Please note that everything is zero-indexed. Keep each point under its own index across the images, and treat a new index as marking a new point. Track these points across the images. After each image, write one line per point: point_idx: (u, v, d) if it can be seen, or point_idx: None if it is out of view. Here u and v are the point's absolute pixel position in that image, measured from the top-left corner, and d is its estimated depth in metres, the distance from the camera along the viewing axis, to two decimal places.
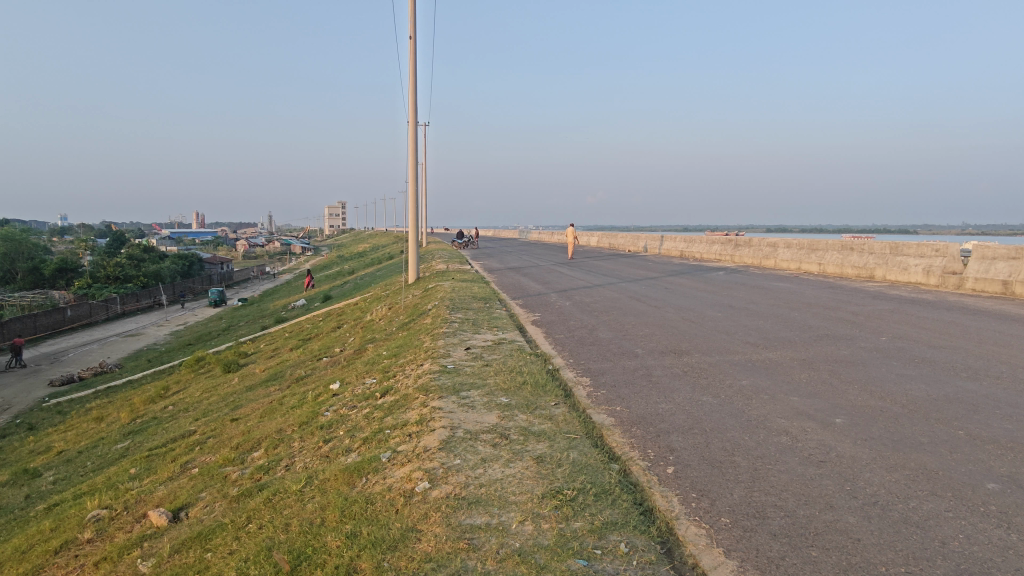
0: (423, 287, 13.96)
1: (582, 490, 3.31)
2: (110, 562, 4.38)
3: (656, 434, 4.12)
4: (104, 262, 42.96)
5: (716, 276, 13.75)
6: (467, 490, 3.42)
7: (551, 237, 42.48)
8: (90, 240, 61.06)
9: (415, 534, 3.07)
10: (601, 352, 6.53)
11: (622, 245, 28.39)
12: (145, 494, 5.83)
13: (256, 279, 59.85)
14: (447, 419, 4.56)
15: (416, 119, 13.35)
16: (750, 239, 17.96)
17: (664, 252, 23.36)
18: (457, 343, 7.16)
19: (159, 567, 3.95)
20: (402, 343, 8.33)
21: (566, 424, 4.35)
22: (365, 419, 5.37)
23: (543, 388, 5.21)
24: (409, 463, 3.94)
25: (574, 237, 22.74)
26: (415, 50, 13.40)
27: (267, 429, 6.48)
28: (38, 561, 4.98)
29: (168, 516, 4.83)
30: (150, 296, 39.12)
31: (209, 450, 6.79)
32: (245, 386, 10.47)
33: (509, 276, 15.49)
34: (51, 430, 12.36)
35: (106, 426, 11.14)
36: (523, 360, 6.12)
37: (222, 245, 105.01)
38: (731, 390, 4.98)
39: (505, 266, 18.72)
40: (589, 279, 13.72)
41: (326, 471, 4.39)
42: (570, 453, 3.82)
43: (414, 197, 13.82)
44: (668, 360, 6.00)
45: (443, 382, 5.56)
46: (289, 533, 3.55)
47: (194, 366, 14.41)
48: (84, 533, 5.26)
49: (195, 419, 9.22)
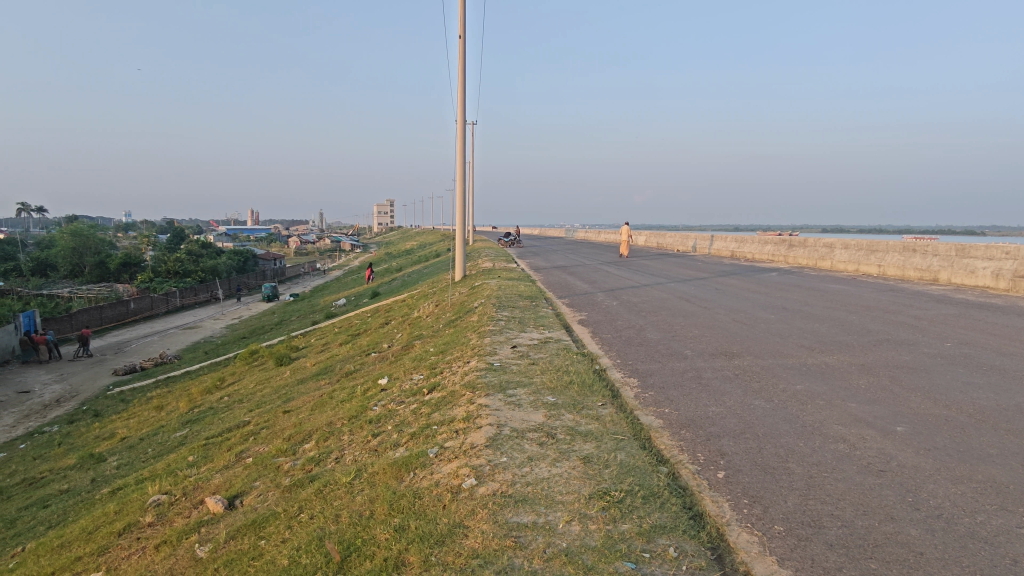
0: (470, 285, 14.05)
1: (631, 492, 3.28)
2: (169, 546, 4.55)
3: (706, 438, 4.04)
4: (165, 257, 44.82)
5: (769, 276, 13.43)
6: (513, 488, 3.43)
7: (598, 237, 42.17)
8: (151, 235, 63.56)
9: (462, 530, 3.09)
10: (649, 352, 6.44)
11: (671, 245, 27.90)
12: (201, 481, 6.04)
13: (308, 275, 61.43)
14: (494, 416, 4.58)
15: (464, 118, 13.42)
16: (805, 239, 17.43)
17: (714, 252, 22.89)
18: (504, 342, 7.18)
19: (215, 552, 4.08)
20: (449, 340, 8.40)
21: (614, 425, 4.30)
22: (413, 415, 5.44)
23: (590, 387, 5.18)
24: (455, 460, 3.97)
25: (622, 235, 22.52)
26: (464, 49, 13.46)
27: (318, 422, 6.63)
28: (104, 542, 5.23)
29: (223, 503, 4.98)
30: (207, 290, 40.53)
31: (263, 441, 6.99)
32: (296, 379, 10.76)
33: (556, 274, 15.44)
34: (115, 418, 12.95)
35: (166, 415, 11.61)
36: (570, 360, 6.09)
37: (276, 241, 108.20)
38: (784, 394, 4.84)
39: (552, 266, 18.14)
40: (638, 278, 13.58)
41: (374, 465, 4.46)
42: (618, 454, 3.79)
43: (461, 195, 13.90)
44: (718, 363, 5.88)
45: (490, 379, 5.58)
46: (339, 524, 3.63)
47: (247, 358, 14.86)
48: (146, 517, 5.48)
49: (249, 409, 9.52)
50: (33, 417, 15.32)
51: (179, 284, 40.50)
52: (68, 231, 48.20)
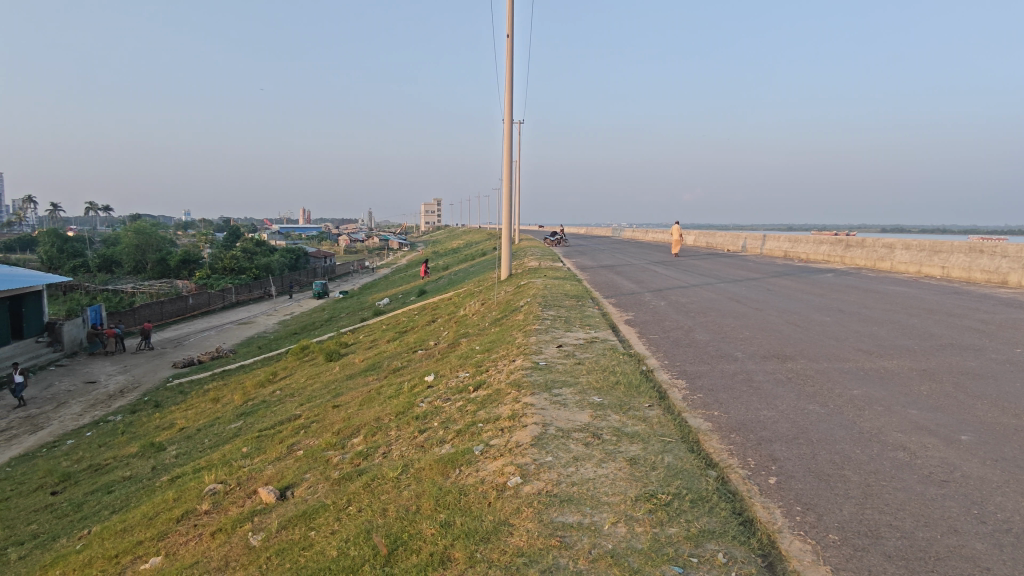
0: (517, 283, 14.10)
1: (678, 496, 3.23)
2: (224, 533, 4.70)
3: (757, 442, 3.95)
4: (222, 255, 46.46)
5: (824, 277, 13.05)
6: (559, 488, 3.42)
7: (645, 236, 41.62)
8: (208, 233, 65.91)
9: (508, 528, 3.10)
10: (697, 354, 6.33)
11: (721, 244, 27.26)
12: (255, 472, 6.24)
13: (356, 272, 62.57)
14: (539, 415, 4.58)
15: (511, 117, 13.45)
16: (862, 239, 16.83)
17: (766, 252, 22.31)
18: (550, 340, 7.18)
19: (267, 541, 4.21)
20: (495, 338, 8.42)
21: (661, 427, 4.24)
22: (459, 412, 5.48)
23: (637, 388, 5.12)
24: (501, 458, 3.98)
25: (670, 236, 22.15)
26: (512, 49, 13.49)
27: (366, 417, 6.76)
28: (164, 528, 5.45)
29: (275, 493, 5.12)
30: (262, 287, 41.72)
31: (313, 435, 7.16)
32: (346, 374, 11.01)
33: (602, 274, 15.34)
34: (174, 409, 13.49)
35: (222, 407, 12.03)
36: (616, 360, 6.04)
37: (326, 239, 110.81)
38: (840, 399, 4.69)
39: (596, 266, 17.99)
40: (687, 278, 13.37)
41: (421, 460, 4.52)
42: (665, 457, 3.74)
43: (507, 194, 13.94)
44: (770, 366, 5.73)
45: (535, 378, 5.58)
46: (387, 518, 3.69)
47: (299, 353, 15.25)
48: (202, 505, 5.68)
49: (300, 403, 9.78)
50: (99, 407, 16.07)
51: (234, 281, 41.80)
52: (133, 228, 50.40)
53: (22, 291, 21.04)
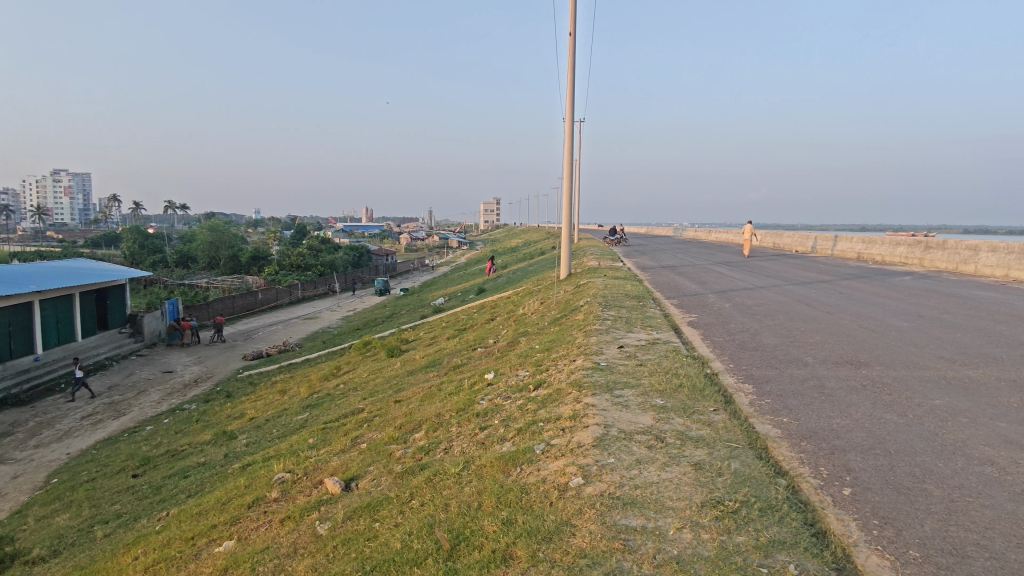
0: (577, 283, 14.02)
1: (746, 503, 3.15)
2: (294, 521, 4.87)
3: (830, 451, 3.80)
4: (290, 253, 48.06)
5: (901, 280, 12.45)
6: (622, 490, 3.38)
7: (709, 236, 40.56)
8: (277, 231, 68.29)
9: (570, 529, 3.09)
10: (764, 358, 6.13)
11: (789, 244, 26.26)
12: (321, 463, 6.43)
13: (417, 270, 63.60)
14: (601, 416, 4.54)
15: (572, 115, 13.38)
16: (944, 240, 15.93)
17: (838, 253, 21.42)
18: (610, 341, 7.11)
19: (334, 530, 4.33)
20: (555, 337, 8.41)
21: (727, 432, 4.14)
22: (520, 410, 5.50)
23: (701, 392, 5.01)
24: (563, 458, 3.97)
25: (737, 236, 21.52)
26: (574, 47, 13.41)
27: (427, 413, 6.86)
28: (236, 513, 5.70)
29: (341, 484, 5.26)
30: (325, 283, 42.93)
31: (376, 429, 7.32)
32: (406, 370, 11.21)
33: (663, 274, 15.09)
34: (244, 399, 14.05)
35: (289, 399, 12.47)
36: (679, 362, 5.93)
37: (387, 237, 113.16)
38: (920, 410, 4.45)
39: (658, 266, 17.68)
40: (753, 280, 12.98)
41: (482, 458, 4.56)
42: (732, 463, 3.65)
43: (567, 193, 13.89)
44: (843, 372, 5.50)
45: (597, 379, 5.53)
46: (449, 513, 3.75)
47: (361, 348, 15.62)
48: (272, 493, 5.90)
49: (363, 397, 10.02)
50: (175, 395, 16.92)
51: (301, 277, 43.22)
52: (208, 226, 52.73)
53: (108, 284, 22.34)
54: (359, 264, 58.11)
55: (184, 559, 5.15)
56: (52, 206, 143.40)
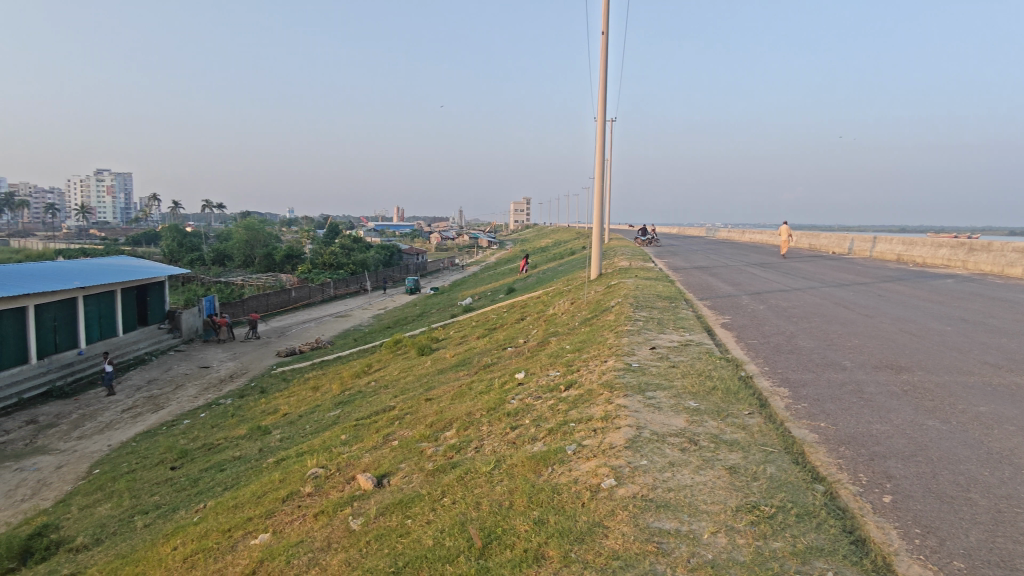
0: (607, 283, 13.95)
1: (783, 509, 3.10)
2: (327, 515, 4.95)
3: (869, 458, 3.72)
4: (323, 251, 48.77)
5: (943, 283, 12.13)
6: (655, 492, 3.36)
7: (742, 236, 39.91)
8: (311, 230, 69.34)
9: (602, 530, 3.09)
10: (801, 361, 6.02)
11: (825, 246, 25.70)
12: (353, 459, 6.53)
13: (448, 269, 63.94)
14: (633, 418, 4.52)
15: (604, 114, 13.32)
16: (989, 243, 15.46)
17: (877, 255, 20.94)
18: (642, 342, 7.06)
19: (367, 526, 4.39)
20: (585, 338, 8.39)
21: (762, 436, 4.08)
22: (551, 410, 5.49)
23: (735, 395, 4.94)
24: (594, 458, 3.96)
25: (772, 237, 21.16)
26: (607, 46, 13.35)
27: (458, 411, 6.91)
28: (271, 506, 5.81)
29: (373, 480, 5.32)
30: (357, 281, 43.45)
31: (407, 426, 7.40)
32: (437, 369, 11.30)
33: (696, 275, 14.93)
34: (277, 395, 14.31)
35: (321, 395, 12.66)
36: (713, 364, 5.86)
37: (417, 236, 114.04)
38: (964, 416, 4.32)
39: (691, 267, 17.50)
40: (788, 282, 12.77)
41: (513, 457, 4.57)
42: (768, 468, 3.60)
43: (599, 193, 13.85)
44: (882, 377, 5.37)
45: (629, 380, 5.50)
46: (480, 512, 3.77)
47: (392, 346, 15.77)
48: (305, 487, 6.00)
49: (394, 395, 10.13)
50: (211, 390, 17.31)
51: (333, 275, 43.84)
52: (243, 224, 53.79)
53: (148, 281, 22.96)
54: (390, 263, 58.69)
55: (221, 551, 5.27)
56: (95, 205, 148.02)
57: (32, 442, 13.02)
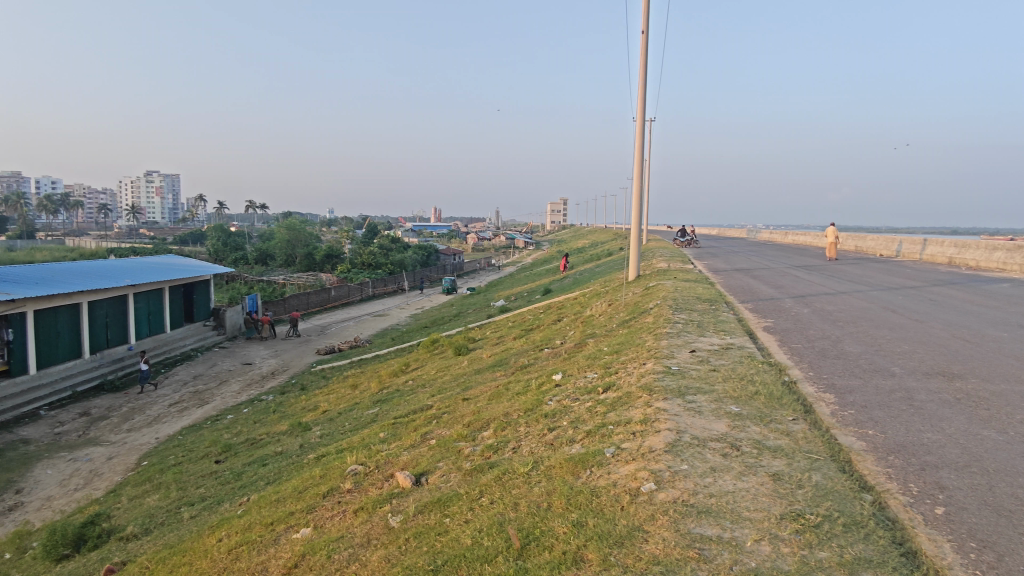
0: (645, 285, 13.82)
1: (829, 518, 3.03)
2: (366, 512, 5.03)
3: (921, 467, 3.60)
4: (362, 251, 49.48)
5: (998, 288, 11.66)
6: (696, 498, 3.31)
7: (785, 237, 39.07)
8: (350, 230, 70.43)
9: (642, 535, 3.06)
10: (847, 367, 5.86)
11: (872, 248, 24.96)
12: (391, 457, 6.61)
13: (484, 270, 64.18)
14: (673, 421, 4.46)
15: (643, 114, 13.19)
16: None
17: (927, 257, 20.24)
18: (682, 345, 6.96)
19: (406, 523, 4.44)
20: (623, 340, 8.32)
21: (807, 443, 3.99)
22: (589, 412, 5.47)
23: (779, 400, 4.84)
24: (633, 462, 3.93)
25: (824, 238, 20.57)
26: (646, 45, 13.21)
27: (495, 412, 6.93)
28: (312, 501, 5.92)
29: (411, 479, 5.38)
30: (395, 281, 43.97)
31: (445, 425, 7.45)
32: (474, 369, 11.36)
33: (737, 277, 14.67)
34: (317, 392, 14.57)
35: (360, 393, 12.84)
36: (755, 369, 5.75)
37: (454, 237, 114.76)
38: (1022, 427, 4.15)
39: (732, 269, 17.22)
40: (833, 285, 12.44)
41: (551, 459, 4.56)
42: (813, 475, 3.52)
43: (637, 194, 13.73)
44: (934, 384, 5.19)
45: (668, 384, 5.43)
46: (518, 512, 3.77)
47: (429, 346, 15.90)
48: (345, 484, 6.10)
49: (432, 394, 10.21)
50: (254, 386, 17.72)
51: (372, 275, 44.40)
52: (285, 224, 54.93)
53: (194, 279, 23.65)
54: (428, 263, 59.25)
55: (264, 544, 5.39)
56: (145, 206, 153.17)
57: (85, 433, 13.53)
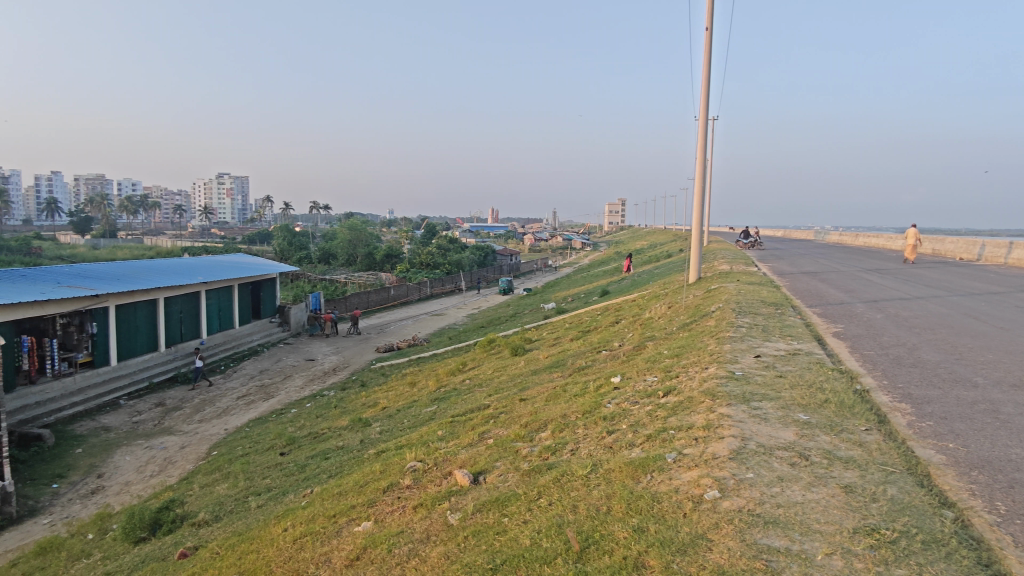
0: (707, 288, 13.49)
1: (907, 534, 2.89)
2: (426, 508, 5.10)
3: (1008, 485, 3.38)
4: (421, 252, 50.32)
5: None
6: (762, 508, 3.21)
7: (856, 240, 37.50)
8: (410, 231, 71.68)
9: (706, 543, 3.00)
10: (924, 376, 5.58)
11: (952, 251, 23.64)
12: (450, 455, 6.69)
13: (541, 270, 64.24)
14: (738, 428, 4.34)
15: (707, 113, 12.92)
16: None
17: (1013, 262, 19.04)
18: (746, 349, 6.77)
19: (465, 521, 4.48)
20: (684, 343, 8.15)
21: (882, 455, 3.81)
22: (649, 416, 5.38)
23: (851, 409, 4.65)
24: (696, 468, 3.85)
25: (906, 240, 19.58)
26: (711, 42, 12.93)
27: (553, 413, 6.90)
28: (373, 496, 6.05)
29: (470, 477, 5.42)
30: (453, 281, 44.43)
31: (502, 425, 7.48)
32: (531, 369, 11.37)
33: (804, 281, 14.17)
34: (377, 389, 14.89)
35: (419, 391, 13.05)
36: (824, 376, 5.53)
37: (511, 237, 115.26)
38: None
39: (798, 272, 16.65)
40: (909, 289, 11.85)
41: (610, 462, 4.51)
42: (888, 489, 3.36)
43: (698, 195, 13.45)
44: (1022, 397, 4.87)
45: (732, 389, 5.29)
46: (577, 515, 3.75)
47: (486, 345, 16.00)
48: (405, 480, 6.21)
49: (489, 394, 10.29)
50: (316, 381, 18.24)
51: (430, 275, 45.05)
52: (347, 224, 56.39)
53: (261, 278, 24.59)
54: (485, 263, 59.69)
55: (327, 535, 5.54)
56: (217, 207, 160.35)
57: (160, 423, 14.23)
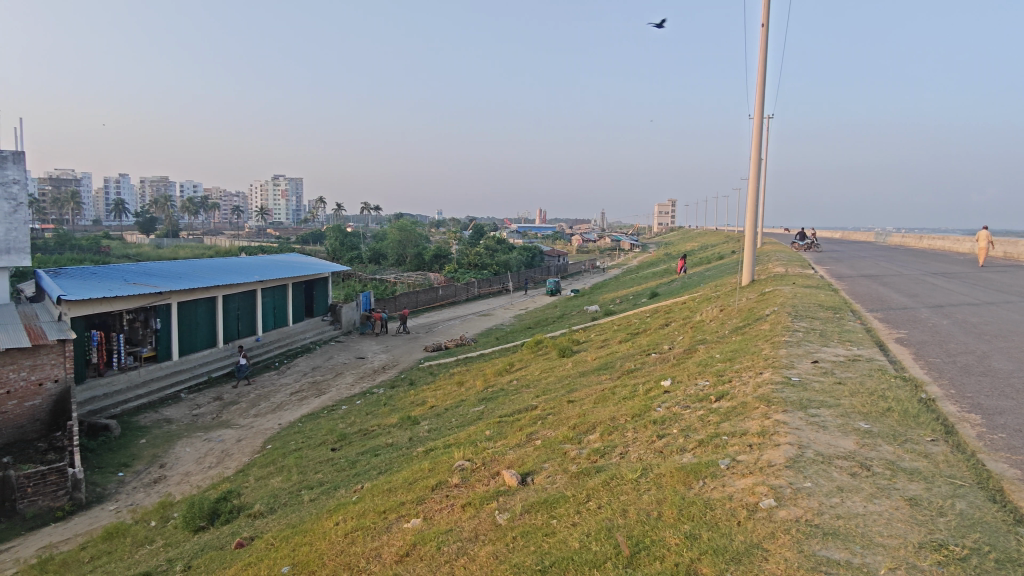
0: (760, 291, 13.15)
1: (978, 551, 2.75)
2: (474, 507, 5.13)
3: None
4: (469, 252, 50.72)
5: None
6: (821, 518, 3.11)
7: (920, 241, 35.95)
8: (458, 232, 72.30)
9: (761, 553, 2.93)
10: (996, 386, 5.30)
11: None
12: (498, 455, 6.71)
13: (589, 271, 63.89)
14: (794, 435, 4.22)
15: (761, 112, 12.61)
16: None
17: None
18: (803, 355, 6.57)
19: (513, 521, 4.49)
20: (737, 348, 7.96)
21: (950, 467, 3.64)
22: (700, 421, 5.28)
23: (915, 419, 4.45)
24: (751, 476, 3.76)
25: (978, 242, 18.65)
26: (766, 38, 12.62)
27: (601, 415, 6.84)
28: (422, 493, 6.13)
29: (518, 478, 5.43)
30: (500, 282, 44.65)
31: (550, 426, 7.47)
32: (579, 371, 11.31)
33: (863, 284, 13.66)
34: (425, 388, 15.07)
35: (466, 391, 13.15)
36: (887, 383, 5.32)
37: (558, 237, 115.05)
38: None
39: (858, 275, 16.07)
40: (978, 294, 11.29)
41: (661, 467, 4.45)
42: (956, 503, 3.21)
43: (752, 196, 13.13)
44: None
45: (788, 395, 5.14)
46: (627, 519, 3.71)
47: (533, 346, 16.00)
48: (453, 478, 6.26)
49: (537, 394, 10.28)
50: (366, 379, 18.58)
51: (478, 275, 45.32)
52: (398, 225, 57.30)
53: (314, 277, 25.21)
54: (532, 264, 59.74)
55: (378, 531, 5.63)
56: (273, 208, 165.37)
57: (218, 416, 14.75)
